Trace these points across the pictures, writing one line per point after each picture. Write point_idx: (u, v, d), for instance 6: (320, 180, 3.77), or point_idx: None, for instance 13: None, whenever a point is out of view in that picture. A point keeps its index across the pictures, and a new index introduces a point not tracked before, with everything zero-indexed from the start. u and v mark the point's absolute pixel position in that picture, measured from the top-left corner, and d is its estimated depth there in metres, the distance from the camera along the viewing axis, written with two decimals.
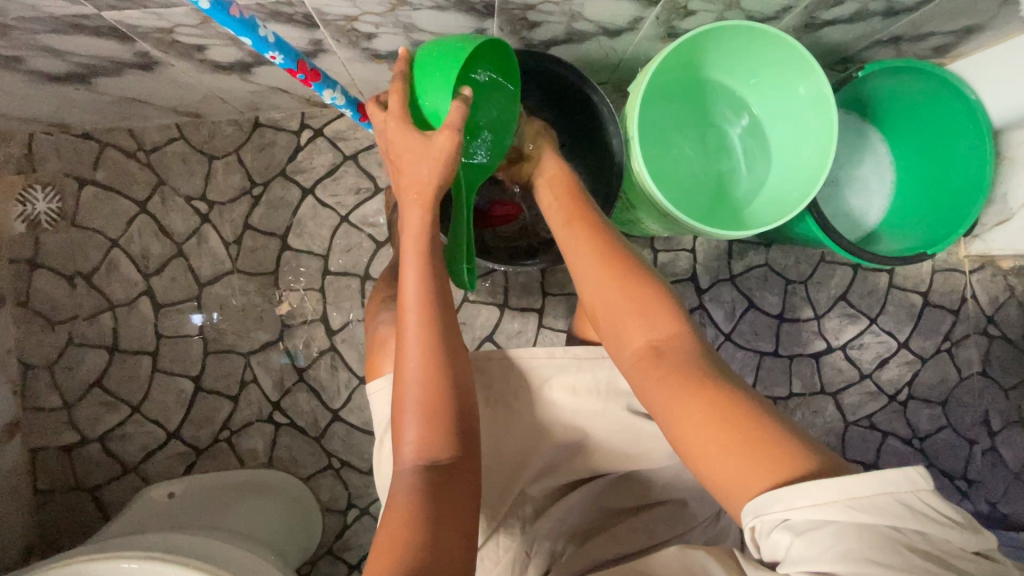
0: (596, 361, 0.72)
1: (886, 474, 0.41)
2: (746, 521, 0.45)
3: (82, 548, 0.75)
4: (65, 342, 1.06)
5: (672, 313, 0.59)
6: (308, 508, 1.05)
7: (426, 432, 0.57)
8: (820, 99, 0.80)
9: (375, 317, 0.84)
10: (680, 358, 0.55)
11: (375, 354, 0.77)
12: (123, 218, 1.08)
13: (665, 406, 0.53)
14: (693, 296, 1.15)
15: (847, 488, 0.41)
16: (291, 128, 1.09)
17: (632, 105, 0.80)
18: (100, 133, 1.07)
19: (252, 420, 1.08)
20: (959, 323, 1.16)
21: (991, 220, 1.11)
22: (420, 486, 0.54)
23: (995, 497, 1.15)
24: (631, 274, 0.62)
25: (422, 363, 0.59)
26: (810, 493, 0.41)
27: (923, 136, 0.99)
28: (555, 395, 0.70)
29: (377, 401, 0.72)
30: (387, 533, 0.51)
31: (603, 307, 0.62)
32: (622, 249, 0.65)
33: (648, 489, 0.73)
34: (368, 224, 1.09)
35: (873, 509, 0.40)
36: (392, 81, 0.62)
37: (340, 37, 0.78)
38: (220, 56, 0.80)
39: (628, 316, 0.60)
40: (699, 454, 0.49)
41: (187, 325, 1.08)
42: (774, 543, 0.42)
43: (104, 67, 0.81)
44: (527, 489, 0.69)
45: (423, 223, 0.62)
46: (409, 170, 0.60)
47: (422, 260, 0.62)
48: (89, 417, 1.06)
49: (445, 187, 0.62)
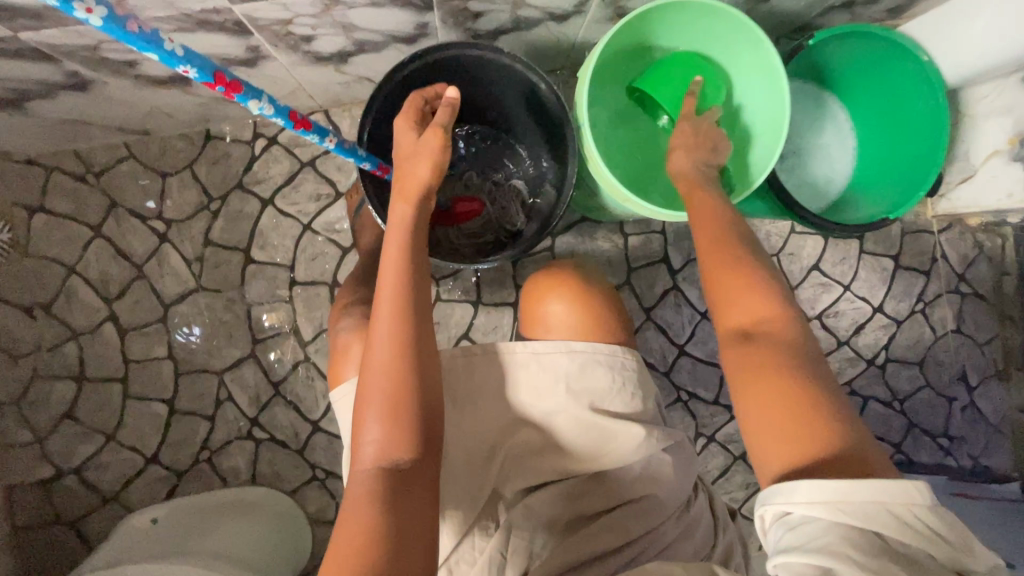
0: (558, 355, 0.71)
1: (880, 484, 0.45)
2: (756, 511, 0.51)
3: None
4: (30, 375, 1.04)
5: (791, 315, 0.60)
6: (297, 521, 1.04)
7: (391, 439, 0.57)
8: (771, 70, 0.80)
9: (337, 323, 0.82)
10: (780, 348, 0.57)
11: (338, 360, 0.76)
12: (78, 245, 1.05)
13: (741, 392, 0.56)
14: (667, 277, 1.13)
15: (838, 492, 0.45)
16: (244, 138, 1.06)
17: (581, 90, 0.78)
18: (44, 158, 1.04)
19: (231, 438, 1.06)
20: (931, 283, 1.17)
21: (955, 178, 1.11)
22: (377, 494, 0.54)
23: (977, 452, 1.17)
24: (756, 275, 0.62)
25: (388, 367, 0.59)
26: (807, 491, 0.46)
27: (881, 100, 0.98)
28: (518, 394, 0.71)
29: (341, 409, 0.71)
30: (340, 542, 0.51)
31: (718, 301, 0.63)
32: (753, 250, 0.65)
33: (618, 487, 0.69)
34: (333, 230, 1.07)
35: (861, 515, 0.45)
36: (409, 97, 0.74)
37: (278, 42, 0.75)
38: (154, 69, 0.78)
39: (747, 312, 0.60)
40: (762, 423, 0.54)
41: (155, 347, 1.06)
42: (774, 534, 0.48)
43: (36, 90, 0.78)
44: (501, 487, 0.69)
45: (407, 217, 0.67)
46: (406, 170, 0.68)
47: (400, 269, 0.64)
48: (62, 449, 1.04)
49: (433, 186, 0.69)
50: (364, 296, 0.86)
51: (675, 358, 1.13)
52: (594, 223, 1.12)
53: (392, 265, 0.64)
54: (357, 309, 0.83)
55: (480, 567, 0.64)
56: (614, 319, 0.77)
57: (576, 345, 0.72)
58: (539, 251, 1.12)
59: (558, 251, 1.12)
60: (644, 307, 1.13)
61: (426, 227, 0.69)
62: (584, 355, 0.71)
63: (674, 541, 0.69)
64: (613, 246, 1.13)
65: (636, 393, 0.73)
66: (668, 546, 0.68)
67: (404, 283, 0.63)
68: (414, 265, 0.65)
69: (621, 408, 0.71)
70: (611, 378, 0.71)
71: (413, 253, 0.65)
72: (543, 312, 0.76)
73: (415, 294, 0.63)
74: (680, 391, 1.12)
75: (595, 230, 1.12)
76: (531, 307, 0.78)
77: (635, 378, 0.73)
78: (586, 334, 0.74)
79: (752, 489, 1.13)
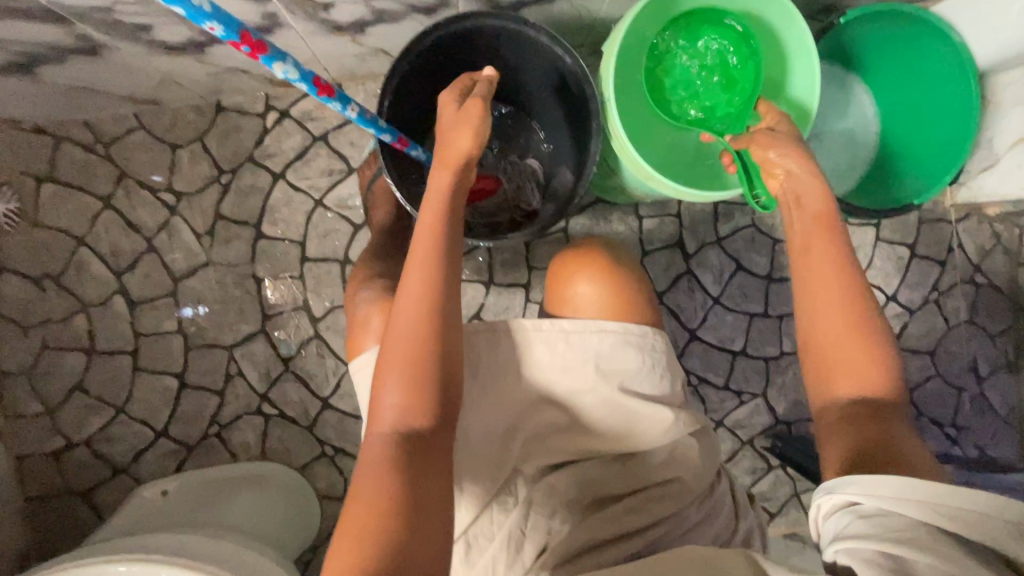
0: (585, 336, 0.70)
1: (985, 494, 0.43)
2: (822, 496, 0.51)
3: (86, 551, 0.73)
4: (39, 347, 1.03)
5: (897, 375, 0.59)
6: (307, 497, 1.04)
7: (408, 408, 0.57)
8: (801, 49, 0.80)
9: (355, 296, 0.81)
10: (882, 416, 0.57)
11: (356, 332, 0.76)
12: (87, 216, 1.04)
13: (833, 443, 0.57)
14: (680, 262, 1.12)
15: (929, 491, 0.45)
16: (256, 110, 1.04)
17: (610, 63, 0.77)
18: (53, 127, 1.02)
19: (241, 414, 1.06)
20: (946, 273, 1.15)
21: (977, 166, 1.10)
22: (396, 460, 0.54)
23: (984, 442, 1.17)
24: (872, 340, 0.60)
25: (412, 331, 0.59)
26: (890, 486, 0.47)
27: (904, 84, 0.97)
28: (544, 373, 0.70)
29: (360, 378, 0.72)
30: (356, 508, 0.51)
31: (823, 357, 0.61)
32: (874, 311, 0.61)
33: (642, 471, 0.70)
34: (344, 207, 1.06)
35: (952, 518, 0.43)
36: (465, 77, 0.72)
37: (296, 9, 0.73)
38: (168, 35, 0.76)
39: (852, 362, 0.60)
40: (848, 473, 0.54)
41: (165, 321, 1.05)
42: (839, 519, 0.49)
43: (47, 54, 0.77)
44: (521, 466, 0.70)
45: (446, 186, 0.65)
46: (447, 143, 0.65)
47: (433, 244, 0.62)
48: (73, 421, 1.04)
49: (472, 157, 0.66)
50: (382, 270, 0.85)
51: (686, 343, 1.12)
52: (609, 206, 1.11)
53: (425, 239, 0.63)
54: (377, 282, 0.82)
55: (500, 542, 0.65)
56: (642, 301, 0.76)
57: (607, 325, 0.71)
58: (553, 232, 1.10)
59: (572, 232, 1.11)
60: (657, 290, 1.12)
61: (461, 198, 0.68)
62: (615, 335, 0.71)
63: (696, 524, 0.70)
64: (627, 228, 1.11)
65: (665, 375, 0.73)
66: (691, 530, 0.69)
67: (436, 255, 0.62)
68: (445, 243, 0.63)
69: (649, 391, 0.71)
70: (639, 359, 0.71)
71: (441, 232, 0.63)
72: (571, 292, 0.75)
73: (446, 270, 0.62)
74: (689, 376, 1.12)
75: (609, 212, 1.11)
76: (558, 286, 0.78)
77: (664, 360, 0.73)
78: (615, 313, 0.73)
79: (759, 474, 1.13)
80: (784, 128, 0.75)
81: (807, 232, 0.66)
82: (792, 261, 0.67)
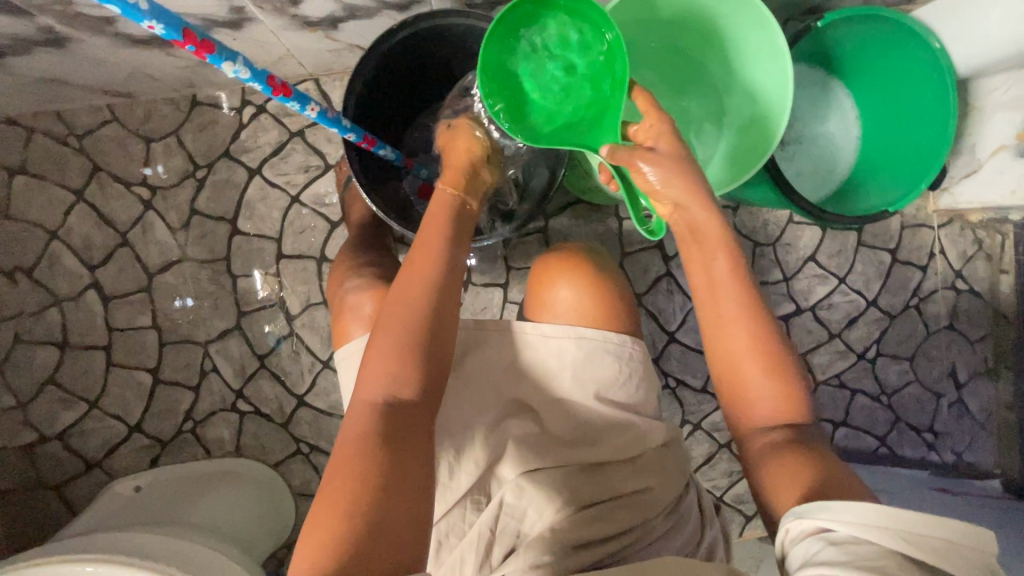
0: (568, 338, 0.72)
1: (945, 520, 0.43)
2: (789, 522, 0.49)
3: (50, 548, 0.72)
4: (12, 340, 1.03)
5: (804, 395, 0.62)
6: (281, 494, 1.04)
7: (398, 376, 0.57)
8: (777, 53, 0.78)
9: (341, 283, 0.82)
10: (797, 436, 0.59)
11: (342, 319, 0.76)
12: (60, 209, 1.03)
13: (762, 465, 0.58)
14: (660, 264, 1.11)
15: (896, 517, 0.44)
16: (232, 105, 1.03)
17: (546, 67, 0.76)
18: (25, 118, 1.01)
19: (215, 410, 1.06)
20: (927, 279, 1.15)
21: (960, 172, 1.09)
22: (378, 428, 0.54)
23: (961, 448, 1.16)
24: (781, 364, 0.62)
25: (412, 305, 0.61)
26: (861, 511, 0.45)
27: (885, 90, 0.96)
28: (530, 371, 0.73)
29: (345, 367, 0.73)
30: (340, 471, 0.51)
31: (737, 387, 0.63)
32: (777, 334, 0.63)
33: (615, 480, 0.69)
34: (321, 204, 1.05)
35: (916, 543, 0.42)
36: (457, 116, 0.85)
37: (263, 4, 0.72)
38: (134, 28, 0.75)
39: (764, 389, 0.61)
40: (778, 492, 0.56)
41: (140, 316, 1.05)
42: (807, 545, 0.46)
43: (11, 45, 0.76)
44: (499, 470, 0.69)
45: (456, 184, 0.75)
46: (454, 153, 0.80)
47: (439, 234, 0.67)
48: (45, 415, 1.03)
49: (473, 166, 0.78)
50: (368, 261, 0.85)
51: (665, 345, 1.12)
52: (589, 207, 1.10)
53: (433, 227, 0.68)
54: (364, 271, 0.82)
55: (469, 542, 0.65)
56: (622, 307, 0.76)
57: (585, 331, 0.72)
58: (533, 231, 1.10)
59: (552, 232, 1.10)
60: (636, 292, 1.11)
61: (473, 200, 0.75)
62: (592, 342, 0.72)
63: (661, 536, 0.69)
64: (607, 229, 1.11)
65: (640, 384, 0.74)
66: (656, 541, 0.68)
67: (442, 241, 0.67)
68: (451, 232, 0.68)
69: (624, 398, 0.73)
70: (616, 366, 0.73)
71: (450, 224, 0.69)
72: (551, 295, 0.75)
73: (452, 255, 0.66)
74: (667, 378, 1.12)
75: (590, 213, 1.10)
76: (538, 289, 0.77)
77: (640, 368, 0.74)
78: (594, 319, 0.73)
79: (736, 477, 1.13)
80: (665, 145, 0.68)
81: (709, 272, 0.66)
82: (695, 295, 0.67)
